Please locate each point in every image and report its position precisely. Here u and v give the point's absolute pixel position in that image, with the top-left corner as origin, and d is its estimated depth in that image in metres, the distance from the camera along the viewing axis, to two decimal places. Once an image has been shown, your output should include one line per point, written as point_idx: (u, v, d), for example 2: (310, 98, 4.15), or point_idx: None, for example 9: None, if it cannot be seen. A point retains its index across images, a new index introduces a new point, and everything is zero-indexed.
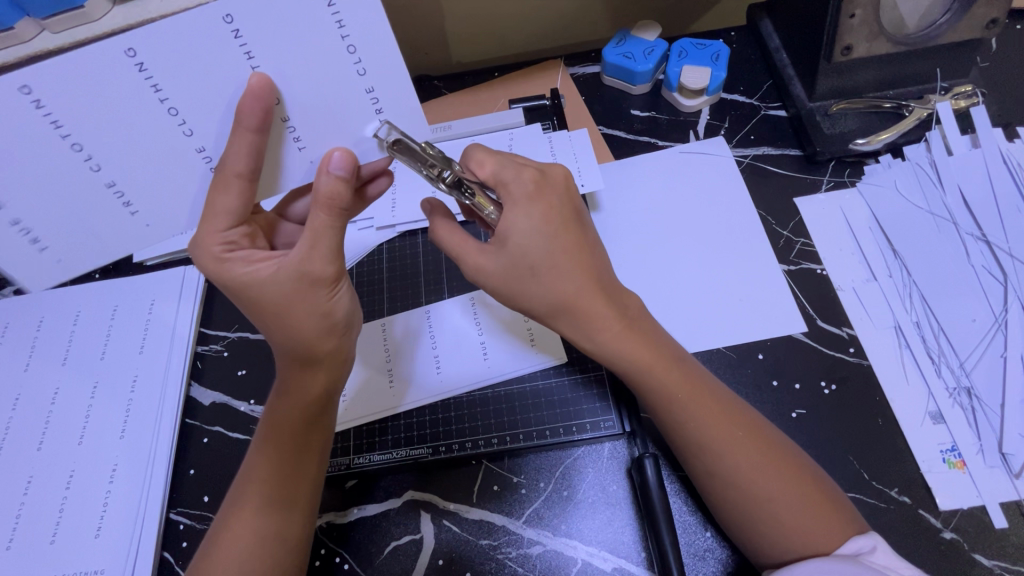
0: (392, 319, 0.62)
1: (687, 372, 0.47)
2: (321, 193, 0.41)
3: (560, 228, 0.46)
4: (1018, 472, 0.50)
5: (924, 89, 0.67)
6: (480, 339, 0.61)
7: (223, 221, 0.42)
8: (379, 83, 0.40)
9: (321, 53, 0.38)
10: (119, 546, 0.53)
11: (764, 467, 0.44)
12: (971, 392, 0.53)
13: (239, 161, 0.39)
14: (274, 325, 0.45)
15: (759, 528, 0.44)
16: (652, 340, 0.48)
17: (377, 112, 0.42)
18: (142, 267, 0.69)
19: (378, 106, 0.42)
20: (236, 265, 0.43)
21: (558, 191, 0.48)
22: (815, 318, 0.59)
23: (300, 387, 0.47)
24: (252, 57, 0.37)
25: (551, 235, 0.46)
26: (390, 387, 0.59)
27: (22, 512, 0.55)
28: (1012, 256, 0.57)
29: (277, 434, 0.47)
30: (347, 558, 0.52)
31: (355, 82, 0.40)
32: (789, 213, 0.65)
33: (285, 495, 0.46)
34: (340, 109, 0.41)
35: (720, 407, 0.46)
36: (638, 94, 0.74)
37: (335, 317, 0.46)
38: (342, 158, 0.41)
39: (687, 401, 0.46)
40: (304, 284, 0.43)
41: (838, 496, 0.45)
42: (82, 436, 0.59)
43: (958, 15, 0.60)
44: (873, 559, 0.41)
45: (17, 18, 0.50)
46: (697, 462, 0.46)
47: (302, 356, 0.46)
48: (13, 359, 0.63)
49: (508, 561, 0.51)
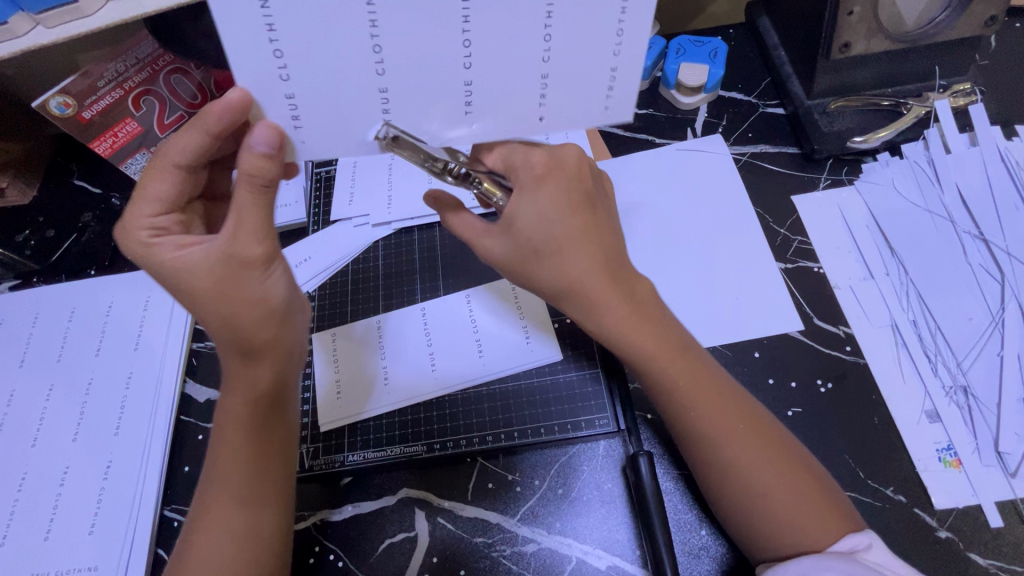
0: (389, 316, 0.62)
1: (690, 359, 0.46)
2: (241, 169, 0.38)
3: (569, 202, 0.44)
4: (1014, 471, 0.50)
5: (922, 88, 0.67)
6: (479, 337, 0.60)
7: (150, 206, 0.43)
8: (625, 66, 0.39)
9: (602, 26, 0.37)
10: (113, 543, 0.53)
11: (760, 462, 0.44)
12: (967, 390, 0.53)
13: (178, 151, 0.42)
14: (204, 309, 0.41)
15: (751, 520, 0.44)
16: (661, 326, 0.47)
17: (607, 91, 0.40)
18: (137, 264, 0.69)
19: (612, 85, 0.40)
20: (165, 246, 0.42)
21: (566, 166, 0.45)
22: (812, 316, 0.59)
23: (244, 378, 0.44)
24: (550, 21, 0.36)
25: (569, 211, 0.44)
26: (386, 383, 0.58)
27: (16, 508, 0.55)
28: (1009, 254, 0.57)
29: (228, 422, 0.45)
30: (341, 556, 0.52)
31: (603, 61, 0.39)
32: (786, 211, 0.65)
33: (252, 488, 0.45)
34: (583, 83, 0.40)
35: (727, 401, 0.46)
36: (635, 92, 0.74)
37: (269, 303, 0.42)
38: (270, 133, 0.38)
39: (692, 384, 0.46)
40: (231, 266, 0.41)
41: (835, 492, 0.45)
42: (76, 433, 0.59)
43: (958, 12, 0.60)
44: (869, 557, 0.41)
45: (11, 12, 0.49)
46: (696, 454, 0.46)
47: (239, 348, 0.43)
48: (8, 354, 0.63)
49: (502, 558, 0.51)
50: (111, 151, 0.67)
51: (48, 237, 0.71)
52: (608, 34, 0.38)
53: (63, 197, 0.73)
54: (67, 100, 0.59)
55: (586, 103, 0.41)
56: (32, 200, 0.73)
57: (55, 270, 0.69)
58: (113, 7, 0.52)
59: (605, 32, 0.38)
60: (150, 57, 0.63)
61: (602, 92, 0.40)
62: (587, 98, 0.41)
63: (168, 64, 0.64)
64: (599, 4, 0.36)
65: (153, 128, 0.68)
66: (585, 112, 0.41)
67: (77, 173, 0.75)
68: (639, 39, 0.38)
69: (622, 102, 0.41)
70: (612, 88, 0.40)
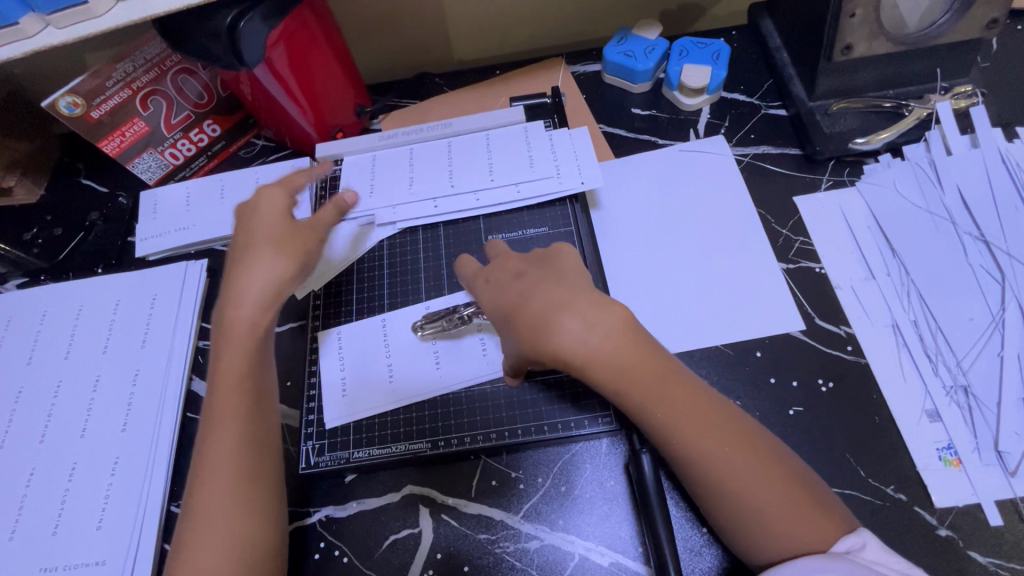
0: (394, 315, 0.63)
1: (667, 378, 0.45)
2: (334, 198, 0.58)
3: (516, 281, 0.49)
4: (1013, 471, 0.50)
5: (924, 89, 0.67)
6: (481, 342, 0.59)
7: (281, 186, 0.56)
8: (565, 160, 0.67)
9: (540, 136, 0.69)
10: (120, 538, 0.54)
11: (754, 470, 0.43)
12: (968, 390, 0.53)
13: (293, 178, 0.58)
14: (243, 271, 0.50)
15: (752, 530, 0.43)
16: (637, 346, 0.45)
17: (558, 177, 0.66)
18: (144, 262, 0.69)
19: (562, 176, 0.66)
20: (268, 207, 0.54)
21: (500, 264, 0.52)
22: (813, 317, 0.59)
23: (257, 331, 0.49)
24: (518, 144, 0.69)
25: (536, 282, 0.48)
26: (389, 380, 0.58)
27: (25, 503, 0.56)
28: (1009, 255, 0.57)
29: (230, 390, 0.47)
30: (346, 551, 0.53)
31: (550, 162, 0.67)
32: (789, 211, 0.65)
33: (256, 458, 0.47)
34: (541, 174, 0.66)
35: (706, 416, 0.44)
36: (639, 93, 0.75)
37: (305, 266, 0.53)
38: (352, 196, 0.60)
39: (683, 409, 0.44)
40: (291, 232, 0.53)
41: (825, 495, 0.45)
42: (84, 429, 0.59)
43: (958, 15, 0.60)
44: (862, 557, 0.41)
45: (22, 13, 0.50)
46: (694, 477, 0.45)
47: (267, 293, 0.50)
48: (17, 352, 0.64)
49: (505, 555, 0.51)
50: (119, 151, 0.67)
51: (55, 235, 0.71)
52: (551, 153, 0.67)
53: (69, 196, 0.74)
54: (75, 99, 0.60)
55: (547, 184, 0.66)
56: (39, 198, 0.73)
57: (62, 269, 0.69)
58: (123, 9, 0.52)
59: (547, 150, 0.68)
60: (158, 58, 0.63)
61: (555, 181, 0.66)
62: (546, 180, 0.66)
63: (176, 65, 0.65)
64: (539, 140, 0.68)
65: (160, 127, 0.68)
66: (545, 188, 0.65)
67: (84, 173, 0.75)
68: (569, 152, 0.67)
69: (569, 183, 0.65)
70: (562, 175, 0.66)
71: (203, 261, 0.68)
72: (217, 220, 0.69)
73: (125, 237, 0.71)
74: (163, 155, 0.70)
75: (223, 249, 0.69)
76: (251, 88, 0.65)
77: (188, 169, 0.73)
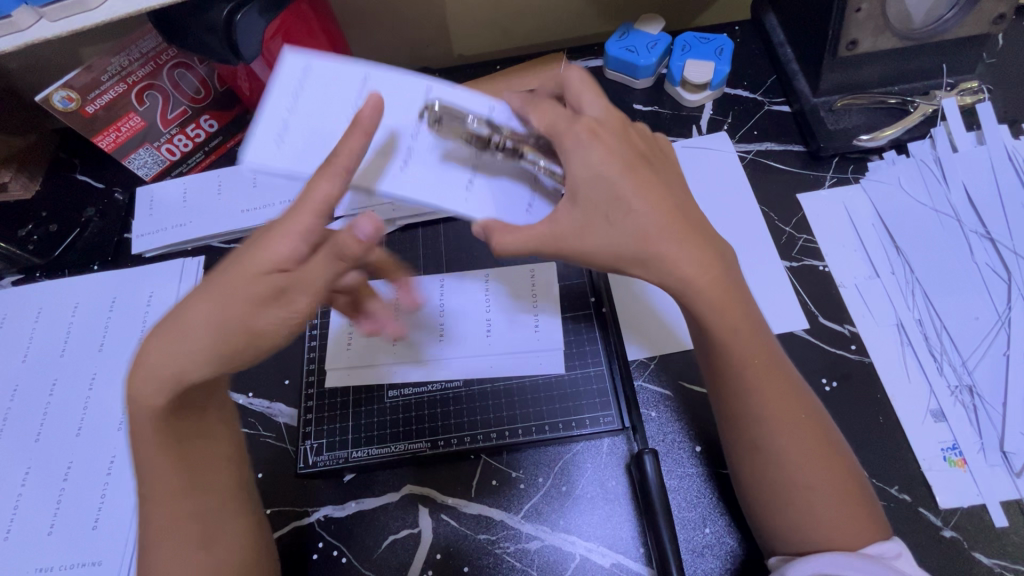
0: (314, 84, 0.46)
1: (758, 340, 0.44)
2: (338, 242, 0.40)
3: (636, 161, 0.44)
4: (1019, 471, 0.50)
5: (930, 85, 0.66)
6: (469, 175, 0.45)
7: (307, 210, 0.39)
8: None
9: None
10: (116, 539, 0.53)
11: (808, 448, 0.43)
12: (973, 390, 0.53)
13: (323, 197, 0.39)
14: (170, 331, 0.39)
15: (794, 511, 0.43)
16: (736, 301, 0.44)
17: None
18: (140, 259, 0.68)
19: None
20: (279, 249, 0.39)
21: (611, 128, 0.46)
22: (817, 315, 0.58)
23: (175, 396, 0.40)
24: None
25: (646, 184, 0.44)
26: (278, 144, 0.43)
27: (19, 503, 0.55)
28: (1016, 253, 0.57)
29: (160, 451, 0.42)
30: (345, 552, 0.52)
31: None
32: (792, 209, 0.65)
33: (207, 502, 0.44)
34: None
35: (784, 389, 0.44)
36: (641, 89, 0.74)
37: (262, 343, 0.41)
38: (371, 226, 0.40)
39: (759, 374, 0.44)
40: (266, 297, 0.39)
41: (868, 495, 0.44)
42: (80, 428, 0.59)
43: (965, 10, 0.60)
44: (897, 564, 0.41)
45: (14, 6, 0.49)
46: (744, 436, 0.45)
47: (204, 365, 0.39)
48: (12, 350, 0.63)
49: (505, 555, 0.51)
50: (115, 146, 0.66)
51: (51, 232, 0.70)
52: None
53: (65, 192, 0.73)
54: (70, 94, 0.59)
55: None
56: (34, 193, 0.73)
57: (58, 266, 0.69)
58: (117, 2, 0.51)
59: None
60: (154, 52, 0.62)
61: None
62: None
63: (172, 59, 0.64)
64: None
65: (156, 122, 0.67)
66: None
67: (80, 169, 0.75)
68: None
69: None
70: None
71: (201, 257, 0.67)
72: (215, 216, 0.68)
73: (121, 233, 0.70)
74: (159, 151, 0.70)
75: (220, 246, 0.69)
76: (248, 83, 0.67)
77: (185, 165, 0.72)
